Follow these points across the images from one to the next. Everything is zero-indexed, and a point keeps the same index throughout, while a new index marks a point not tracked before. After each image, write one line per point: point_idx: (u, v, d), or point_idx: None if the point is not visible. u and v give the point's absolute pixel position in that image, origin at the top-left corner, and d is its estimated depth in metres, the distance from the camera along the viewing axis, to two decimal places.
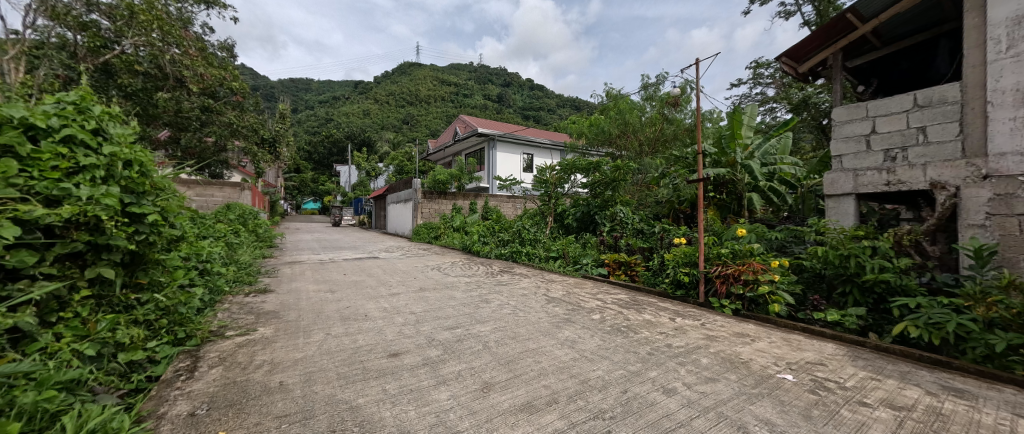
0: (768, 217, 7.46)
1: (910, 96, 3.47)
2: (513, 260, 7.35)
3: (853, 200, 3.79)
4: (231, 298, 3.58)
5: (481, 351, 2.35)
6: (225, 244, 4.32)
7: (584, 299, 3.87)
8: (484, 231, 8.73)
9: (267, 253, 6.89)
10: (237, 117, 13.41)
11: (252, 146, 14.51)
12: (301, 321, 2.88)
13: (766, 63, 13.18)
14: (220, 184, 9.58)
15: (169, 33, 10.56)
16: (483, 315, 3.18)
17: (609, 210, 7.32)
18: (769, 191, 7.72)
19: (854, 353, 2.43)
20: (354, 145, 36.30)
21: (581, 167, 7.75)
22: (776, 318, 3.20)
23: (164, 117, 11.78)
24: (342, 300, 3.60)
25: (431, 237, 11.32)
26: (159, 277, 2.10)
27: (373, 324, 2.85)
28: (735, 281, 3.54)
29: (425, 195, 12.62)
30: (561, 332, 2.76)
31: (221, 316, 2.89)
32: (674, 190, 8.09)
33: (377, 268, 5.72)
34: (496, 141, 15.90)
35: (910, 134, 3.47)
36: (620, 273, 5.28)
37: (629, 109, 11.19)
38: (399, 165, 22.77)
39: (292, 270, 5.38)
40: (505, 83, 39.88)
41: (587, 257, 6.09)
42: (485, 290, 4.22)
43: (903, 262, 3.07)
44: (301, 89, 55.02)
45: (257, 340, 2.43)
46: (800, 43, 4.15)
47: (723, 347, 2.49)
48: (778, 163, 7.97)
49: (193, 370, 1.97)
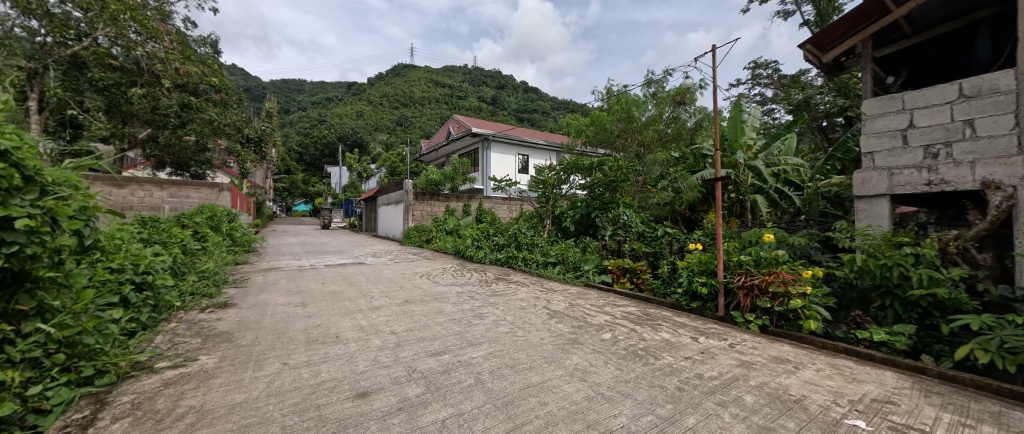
0: (774, 220, 7.10)
1: (955, 85, 3.11)
2: (509, 265, 6.90)
3: (888, 202, 3.41)
4: (182, 315, 3.08)
5: (473, 388, 1.90)
6: (182, 251, 3.80)
7: (589, 313, 3.43)
8: (478, 235, 8.27)
9: (241, 259, 6.32)
10: (220, 114, 12.69)
11: (235, 145, 13.75)
12: (255, 347, 2.39)
13: (766, 63, 12.90)
14: (196, 184, 8.97)
15: (144, 25, 9.95)
16: (476, 335, 2.73)
17: (612, 212, 6.93)
18: (774, 192, 7.31)
19: (922, 386, 2.02)
20: (345, 145, 35.66)
21: (583, 167, 7.32)
22: (812, 337, 2.80)
23: (141, 114, 11.13)
24: (314, 316, 3.12)
25: (423, 241, 10.84)
26: (54, 300, 1.61)
27: (343, 350, 2.38)
28: (761, 293, 3.14)
29: (417, 196, 12.09)
30: (568, 358, 2.32)
31: (159, 342, 2.39)
32: (676, 192, 7.76)
33: (360, 276, 5.24)
34: (491, 141, 15.45)
35: (954, 128, 3.11)
36: (625, 281, 4.88)
37: (631, 107, 10.79)
38: (392, 166, 22.23)
39: (266, 278, 4.86)
40: (499, 84, 39.48)
41: (588, 263, 5.67)
42: (479, 302, 3.77)
43: (955, 273, 2.69)
44: (293, 90, 54.16)
45: (192, 375, 1.94)
46: (826, 29, 3.78)
47: (765, 377, 2.07)
48: (781, 164, 7.70)
49: (90, 424, 1.49)
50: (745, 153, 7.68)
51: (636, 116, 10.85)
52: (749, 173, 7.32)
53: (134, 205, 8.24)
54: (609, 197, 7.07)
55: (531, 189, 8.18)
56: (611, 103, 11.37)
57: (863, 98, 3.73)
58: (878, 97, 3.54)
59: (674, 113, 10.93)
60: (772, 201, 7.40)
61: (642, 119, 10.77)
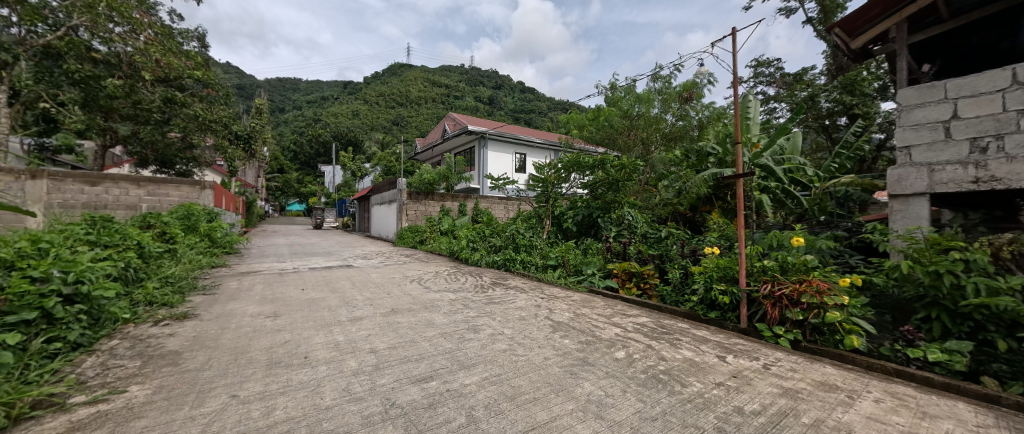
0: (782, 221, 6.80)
1: (1007, 70, 2.76)
2: (506, 268, 6.53)
3: (927, 201, 3.08)
4: (130, 329, 2.67)
5: (463, 430, 1.51)
6: (138, 254, 3.38)
7: (598, 325, 3.06)
8: (473, 236, 7.86)
9: (218, 262, 5.88)
10: (205, 110, 12.24)
11: (222, 142, 13.37)
12: (204, 372, 1.99)
13: (768, 61, 12.66)
14: (177, 182, 8.52)
15: (120, 13, 9.46)
16: (469, 354, 2.35)
17: (615, 212, 6.60)
18: (782, 191, 6.93)
19: (1010, 424, 1.67)
20: (339, 144, 35.11)
21: (585, 165, 6.97)
22: (854, 356, 2.45)
23: (121, 108, 10.65)
24: (285, 330, 2.73)
25: (416, 241, 10.45)
26: None
27: (310, 375, 1.99)
28: (792, 304, 2.78)
29: (411, 196, 11.68)
30: (579, 385, 1.94)
31: (85, 367, 1.98)
32: (679, 191, 7.46)
33: (345, 281, 4.84)
34: (487, 140, 15.08)
35: (1007, 119, 2.76)
36: (631, 286, 4.53)
37: (636, 103, 10.60)
38: (386, 165, 21.77)
39: (241, 283, 4.44)
40: (496, 84, 38.78)
41: (591, 266, 5.32)
42: (473, 312, 3.38)
43: (1019, 282, 2.34)
44: (289, 89, 53.46)
45: (110, 415, 1.54)
46: (855, 12, 3.44)
47: (819, 412, 1.71)
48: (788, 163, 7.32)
49: None
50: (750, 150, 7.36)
51: (640, 112, 10.58)
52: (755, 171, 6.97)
53: (108, 203, 7.76)
54: (611, 197, 6.71)
55: (530, 188, 7.81)
56: (614, 99, 11.36)
57: (897, 88, 3.40)
58: (917, 85, 3.20)
59: (679, 109, 10.67)
60: (781, 200, 7.05)
61: (647, 116, 10.46)
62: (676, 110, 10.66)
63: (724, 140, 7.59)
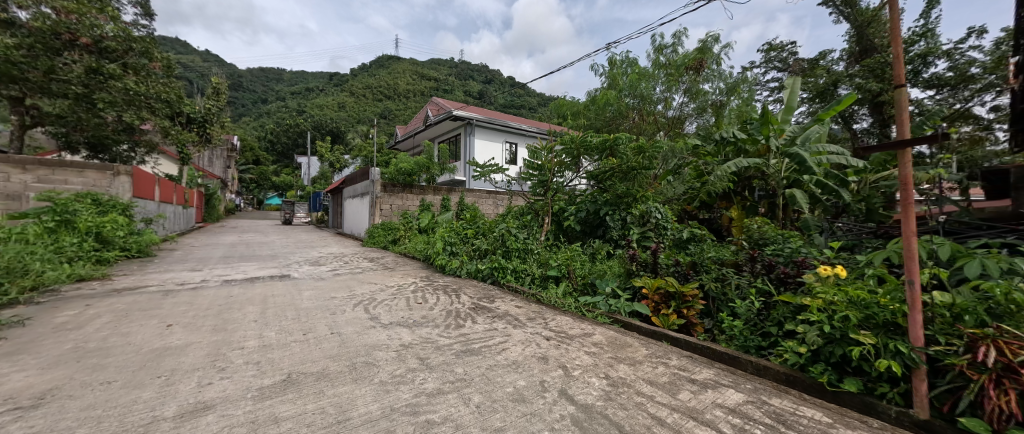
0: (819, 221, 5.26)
1: None
2: (492, 280, 5.09)
3: None
4: None
5: None
6: None
7: (665, 419, 1.61)
8: (453, 236, 6.31)
9: (96, 273, 4.25)
10: (138, 82, 10.08)
11: (166, 124, 11.16)
12: None
13: (781, 45, 11.34)
14: (79, 166, 6.73)
15: None
16: None
17: (634, 209, 5.21)
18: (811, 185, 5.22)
19: None
20: (319, 134, 33.07)
21: (592, 147, 5.50)
22: None
23: (30, 81, 8.62)
24: None
25: (389, 241, 8.97)
26: None
27: None
28: None
29: (384, 188, 10.10)
30: None
31: None
32: (697, 181, 6.10)
33: (254, 305, 3.27)
34: (474, 126, 13.58)
35: None
36: (669, 314, 3.09)
37: (638, 82, 9.61)
38: (364, 155, 19.95)
39: (80, 314, 2.84)
40: (488, 79, 35.86)
41: (607, 281, 3.89)
42: (431, 383, 1.90)
43: None
44: (271, 79, 50.69)
45: None
46: None
47: None
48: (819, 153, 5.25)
49: None
50: (777, 140, 5.52)
51: (644, 93, 9.69)
52: (783, 162, 5.28)
53: None
54: (624, 189, 5.38)
55: (523, 176, 6.29)
56: (614, 77, 10.05)
57: None
58: None
59: (689, 84, 9.54)
60: (813, 196, 5.33)
61: (648, 98, 9.77)
62: (684, 85, 9.70)
63: (745, 126, 5.99)
